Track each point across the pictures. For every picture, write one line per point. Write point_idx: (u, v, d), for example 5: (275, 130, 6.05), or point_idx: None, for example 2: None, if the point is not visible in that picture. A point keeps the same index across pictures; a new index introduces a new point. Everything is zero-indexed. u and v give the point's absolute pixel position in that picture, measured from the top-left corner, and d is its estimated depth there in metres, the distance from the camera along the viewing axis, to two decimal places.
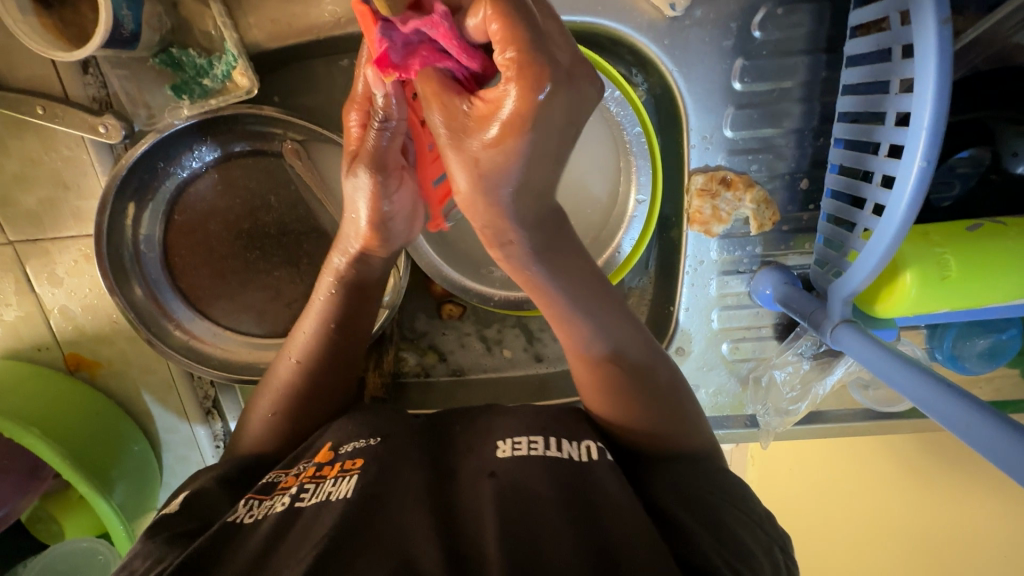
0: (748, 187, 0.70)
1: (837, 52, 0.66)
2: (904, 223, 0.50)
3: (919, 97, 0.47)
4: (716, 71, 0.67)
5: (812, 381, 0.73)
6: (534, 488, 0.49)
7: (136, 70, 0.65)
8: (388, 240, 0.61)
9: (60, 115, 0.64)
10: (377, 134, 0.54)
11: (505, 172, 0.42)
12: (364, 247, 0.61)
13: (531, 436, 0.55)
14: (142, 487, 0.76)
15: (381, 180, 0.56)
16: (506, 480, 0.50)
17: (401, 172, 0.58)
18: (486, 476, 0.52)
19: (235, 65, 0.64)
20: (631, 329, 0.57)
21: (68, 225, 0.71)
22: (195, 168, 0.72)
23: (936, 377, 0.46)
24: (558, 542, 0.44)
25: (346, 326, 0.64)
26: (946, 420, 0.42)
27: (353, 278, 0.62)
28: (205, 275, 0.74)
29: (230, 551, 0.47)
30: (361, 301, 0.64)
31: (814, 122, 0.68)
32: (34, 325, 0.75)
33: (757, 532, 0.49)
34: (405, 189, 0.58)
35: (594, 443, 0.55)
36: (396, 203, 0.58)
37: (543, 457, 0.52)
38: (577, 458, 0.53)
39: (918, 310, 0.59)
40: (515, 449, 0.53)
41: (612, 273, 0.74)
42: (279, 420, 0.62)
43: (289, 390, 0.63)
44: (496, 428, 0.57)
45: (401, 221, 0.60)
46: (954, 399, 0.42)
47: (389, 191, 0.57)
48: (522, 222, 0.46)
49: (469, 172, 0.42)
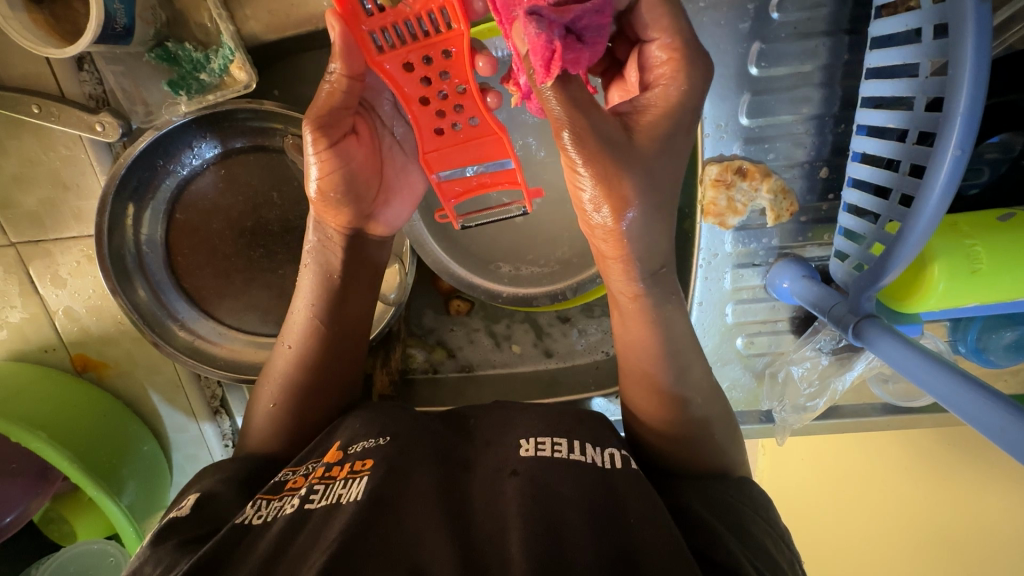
0: (765, 176, 0.67)
1: (861, 33, 0.62)
2: (935, 213, 0.48)
3: (954, 80, 0.44)
4: (731, 57, 0.64)
5: (830, 376, 0.71)
6: (559, 490, 0.48)
7: (133, 65, 0.63)
8: (344, 208, 0.60)
9: (56, 113, 0.62)
10: (331, 89, 0.55)
11: (629, 181, 0.44)
12: (321, 217, 0.60)
13: (555, 438, 0.53)
14: (152, 486, 0.77)
15: (329, 136, 0.56)
16: (529, 480, 0.49)
17: (356, 137, 0.59)
18: (508, 475, 0.50)
19: (232, 59, 0.62)
20: (653, 332, 0.53)
21: (70, 225, 0.70)
22: (195, 165, 0.70)
23: (959, 371, 0.44)
24: (577, 542, 0.43)
25: (341, 322, 0.63)
26: (968, 417, 0.41)
27: (321, 248, 0.62)
28: (208, 275, 0.74)
29: (236, 555, 0.46)
30: (342, 286, 0.62)
31: (835, 107, 0.65)
32: (39, 327, 0.75)
33: (778, 543, 0.49)
34: (358, 154, 0.59)
35: (619, 451, 0.53)
36: (342, 168, 0.58)
37: (568, 461, 0.51)
38: (601, 464, 0.51)
39: (947, 304, 0.57)
40: (538, 449, 0.52)
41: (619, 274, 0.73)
42: (279, 423, 0.61)
43: (295, 391, 0.61)
44: (516, 427, 0.56)
45: (358, 187, 0.59)
46: (975, 394, 0.41)
47: (331, 155, 0.56)
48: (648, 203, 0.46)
49: (601, 197, 0.45)
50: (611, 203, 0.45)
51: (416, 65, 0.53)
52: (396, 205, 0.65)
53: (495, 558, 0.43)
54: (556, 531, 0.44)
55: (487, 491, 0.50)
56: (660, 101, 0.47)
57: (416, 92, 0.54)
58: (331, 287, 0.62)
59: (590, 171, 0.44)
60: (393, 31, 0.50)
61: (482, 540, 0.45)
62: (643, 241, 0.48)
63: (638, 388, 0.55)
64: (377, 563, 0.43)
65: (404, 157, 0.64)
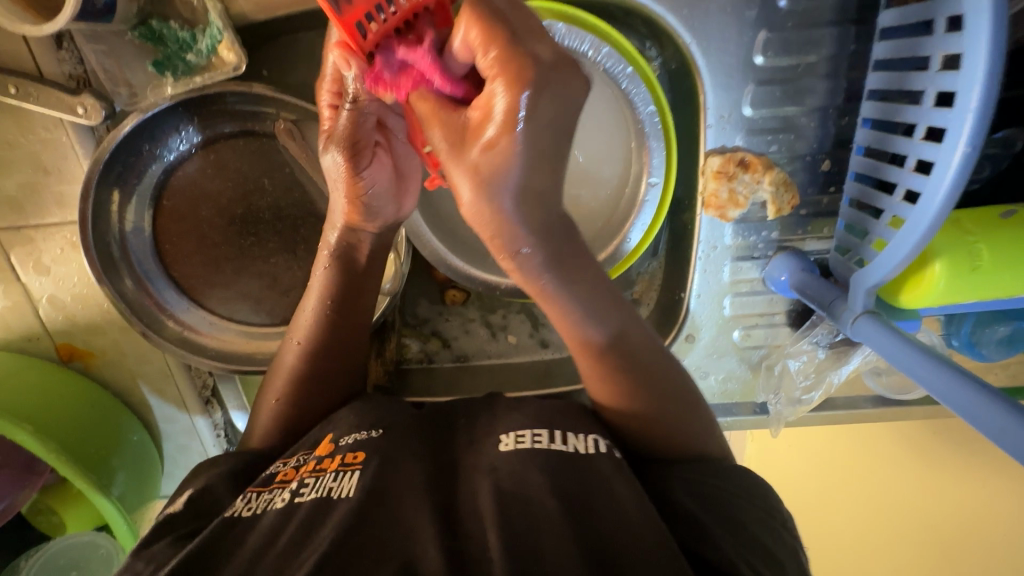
0: (767, 169, 0.66)
1: (867, 23, 0.61)
2: (939, 213, 0.47)
3: (968, 73, 0.43)
4: (737, 44, 0.63)
5: (826, 370, 0.72)
6: (543, 481, 0.46)
7: (114, 43, 0.60)
8: (375, 219, 0.59)
9: (35, 95, 0.60)
10: (349, 115, 0.52)
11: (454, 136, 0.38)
12: (349, 222, 0.59)
13: (536, 429, 0.52)
14: (143, 478, 0.75)
15: (355, 156, 0.54)
16: (508, 477, 0.48)
17: (379, 148, 0.57)
18: (486, 471, 0.49)
19: (220, 39, 0.59)
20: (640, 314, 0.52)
21: (52, 211, 0.68)
22: (182, 150, 0.68)
23: (954, 368, 0.44)
24: (562, 531, 0.42)
25: (354, 305, 0.62)
26: (965, 414, 0.41)
27: (353, 253, 0.61)
28: (199, 263, 0.72)
29: (226, 551, 0.45)
30: (364, 274, 0.62)
31: (839, 99, 0.64)
32: (22, 315, 0.72)
33: (768, 529, 0.48)
34: (384, 163, 0.57)
35: (601, 437, 0.52)
36: (372, 182, 0.57)
37: (548, 451, 0.49)
38: (583, 451, 0.50)
39: (947, 300, 0.56)
40: (518, 443, 0.51)
41: (621, 262, 0.70)
42: (287, 408, 0.60)
43: (301, 365, 0.61)
44: (501, 421, 0.55)
45: (382, 198, 0.58)
46: (970, 391, 0.41)
47: (357, 171, 0.55)
48: (530, 224, 0.40)
49: (475, 213, 0.38)
50: (500, 239, 0.40)
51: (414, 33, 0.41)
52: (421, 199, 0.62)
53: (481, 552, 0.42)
54: (535, 524, 0.43)
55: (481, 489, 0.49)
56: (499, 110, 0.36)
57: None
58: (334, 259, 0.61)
59: (466, 181, 0.38)
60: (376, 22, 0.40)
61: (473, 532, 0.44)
62: (559, 249, 0.42)
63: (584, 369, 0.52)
64: (366, 560, 0.42)
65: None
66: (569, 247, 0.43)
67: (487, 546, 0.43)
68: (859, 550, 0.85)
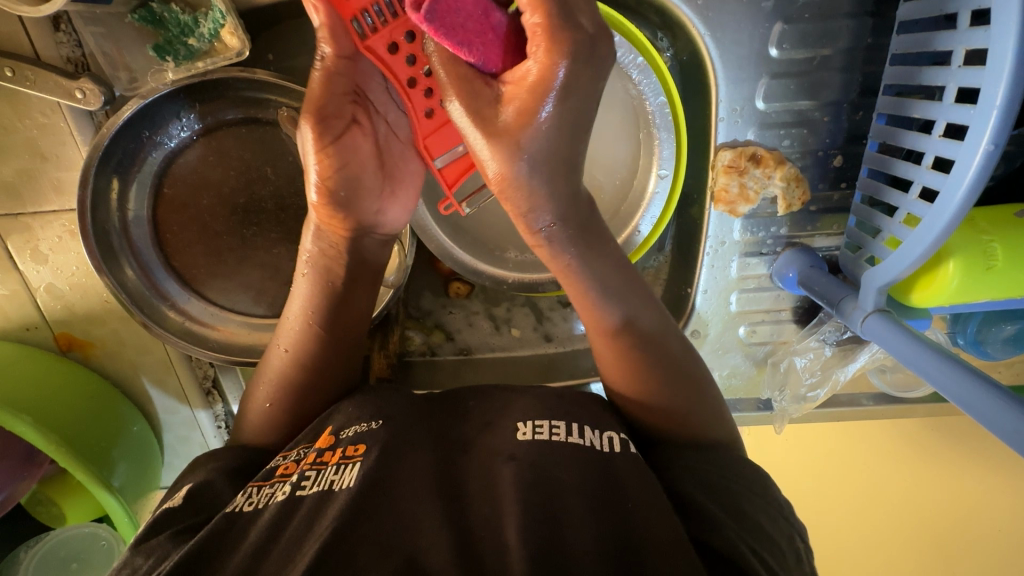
0: (779, 164, 0.65)
1: (885, 16, 0.60)
2: (959, 212, 0.46)
3: (995, 69, 0.42)
4: (752, 36, 0.61)
5: (833, 367, 0.71)
6: (559, 476, 0.45)
7: (114, 27, 0.58)
8: (348, 211, 0.57)
9: (32, 78, 0.58)
10: (323, 75, 0.53)
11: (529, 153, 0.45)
12: (321, 220, 0.58)
13: (554, 420, 0.51)
14: (144, 468, 0.74)
15: (329, 128, 0.54)
16: (522, 464, 0.46)
17: (358, 127, 0.56)
18: (506, 459, 0.47)
19: (223, 24, 0.57)
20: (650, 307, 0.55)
21: (50, 199, 0.66)
22: (183, 138, 0.67)
23: (962, 363, 0.44)
24: (579, 526, 0.41)
25: (341, 314, 0.60)
26: (971, 411, 0.41)
27: (321, 256, 0.59)
28: (200, 253, 0.70)
29: (229, 545, 0.44)
30: (344, 288, 0.60)
31: (853, 93, 0.63)
32: (20, 304, 0.71)
33: (772, 526, 0.46)
34: (361, 145, 0.56)
35: (618, 435, 0.50)
36: (348, 164, 0.56)
37: (567, 444, 0.48)
38: (600, 449, 0.48)
39: (959, 301, 0.56)
40: (536, 433, 0.49)
41: (633, 252, 0.70)
42: (278, 412, 0.59)
43: (290, 370, 0.59)
44: (512, 410, 0.53)
45: (360, 187, 0.57)
46: (978, 387, 0.41)
47: (334, 148, 0.55)
48: (551, 196, 0.47)
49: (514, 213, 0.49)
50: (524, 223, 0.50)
51: (402, 45, 0.51)
52: (402, 198, 0.61)
53: (491, 546, 0.42)
54: (553, 517, 0.42)
55: (486, 476, 0.48)
56: (533, 79, 0.44)
57: (407, 75, 0.51)
58: (315, 265, 0.59)
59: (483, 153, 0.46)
60: (372, 12, 0.50)
61: (481, 521, 0.44)
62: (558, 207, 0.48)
63: (605, 354, 0.55)
64: (369, 555, 0.41)
65: (404, 147, 0.60)
66: (590, 225, 0.52)
67: (496, 539, 0.42)
68: (881, 560, 0.80)
